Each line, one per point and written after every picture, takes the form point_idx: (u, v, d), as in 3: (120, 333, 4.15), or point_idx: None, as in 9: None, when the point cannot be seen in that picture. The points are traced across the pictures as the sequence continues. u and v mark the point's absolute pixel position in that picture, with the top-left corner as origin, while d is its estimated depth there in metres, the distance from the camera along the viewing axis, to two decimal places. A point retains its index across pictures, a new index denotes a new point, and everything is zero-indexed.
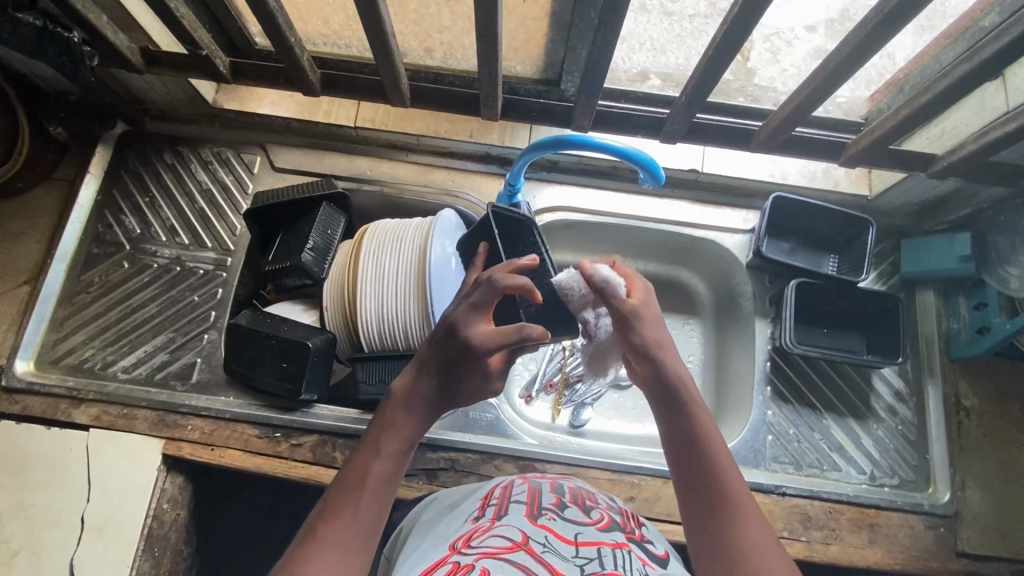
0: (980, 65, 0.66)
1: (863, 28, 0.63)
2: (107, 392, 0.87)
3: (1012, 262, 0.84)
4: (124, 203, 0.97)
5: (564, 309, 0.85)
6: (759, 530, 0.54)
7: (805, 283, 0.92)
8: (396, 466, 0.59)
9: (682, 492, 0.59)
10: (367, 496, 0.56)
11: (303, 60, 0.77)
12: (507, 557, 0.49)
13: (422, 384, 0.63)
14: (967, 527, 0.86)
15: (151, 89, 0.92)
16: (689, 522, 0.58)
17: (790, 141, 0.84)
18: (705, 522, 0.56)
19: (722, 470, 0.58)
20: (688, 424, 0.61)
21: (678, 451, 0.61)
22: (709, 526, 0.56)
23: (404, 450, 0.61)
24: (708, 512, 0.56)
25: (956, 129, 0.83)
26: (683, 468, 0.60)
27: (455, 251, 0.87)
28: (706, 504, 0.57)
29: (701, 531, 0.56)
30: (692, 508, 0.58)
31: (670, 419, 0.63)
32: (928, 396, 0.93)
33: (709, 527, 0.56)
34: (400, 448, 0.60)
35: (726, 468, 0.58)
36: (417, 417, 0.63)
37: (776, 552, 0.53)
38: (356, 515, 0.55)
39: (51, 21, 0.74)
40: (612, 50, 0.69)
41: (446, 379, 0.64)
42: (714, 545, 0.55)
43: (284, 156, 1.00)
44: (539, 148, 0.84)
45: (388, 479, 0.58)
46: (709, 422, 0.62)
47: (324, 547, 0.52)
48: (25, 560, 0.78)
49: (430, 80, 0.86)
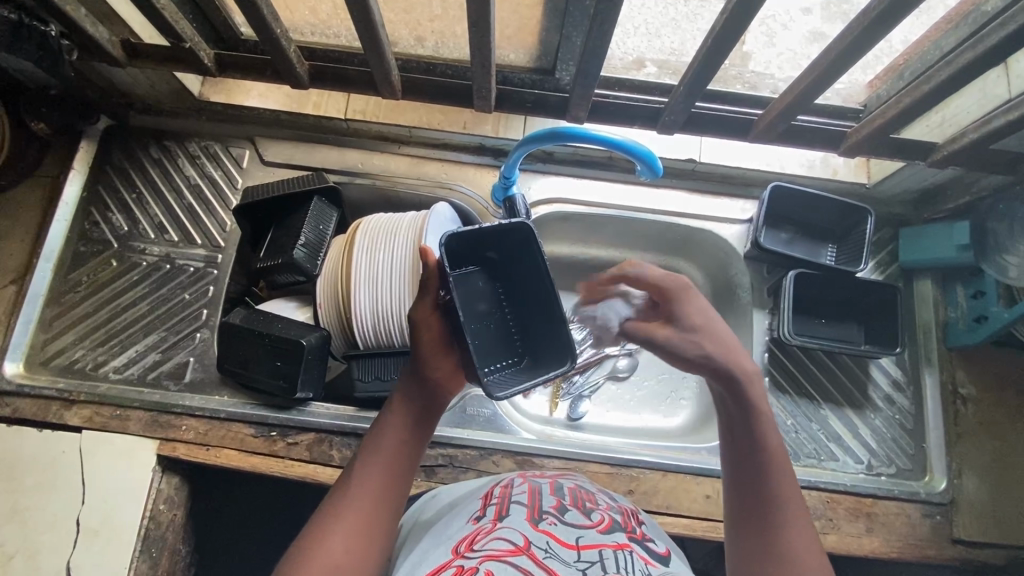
0: (982, 54, 0.64)
1: (866, 16, 0.61)
2: (98, 394, 0.85)
3: (1010, 250, 0.83)
4: (111, 199, 0.95)
5: (549, 333, 0.75)
6: (801, 534, 0.55)
7: (804, 274, 0.91)
8: (399, 465, 0.60)
9: (728, 483, 0.61)
10: (367, 489, 0.58)
11: (290, 52, 0.74)
12: (510, 561, 0.48)
13: (416, 382, 0.64)
14: (964, 515, 0.86)
15: (135, 82, 0.90)
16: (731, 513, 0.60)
17: (789, 131, 0.82)
18: (748, 515, 0.58)
19: (774, 471, 0.58)
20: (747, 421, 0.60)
21: (737, 450, 0.60)
22: (748, 520, 0.57)
23: (408, 451, 0.62)
24: (752, 508, 0.58)
25: (956, 116, 0.82)
26: (735, 461, 0.60)
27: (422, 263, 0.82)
28: (752, 499, 0.58)
29: (743, 526, 0.58)
30: (738, 498, 0.59)
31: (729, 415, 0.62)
32: (925, 385, 0.93)
33: (756, 527, 0.57)
34: (401, 449, 0.61)
35: (780, 470, 0.58)
36: (420, 419, 0.63)
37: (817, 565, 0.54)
38: (357, 506, 0.57)
39: (27, 15, 0.71)
40: (608, 40, 0.67)
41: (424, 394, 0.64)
42: (756, 539, 0.56)
43: (274, 149, 0.98)
44: (535, 141, 0.82)
45: (393, 476, 0.60)
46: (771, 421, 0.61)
47: (328, 535, 0.55)
48: (20, 564, 0.77)
49: (422, 71, 0.84)
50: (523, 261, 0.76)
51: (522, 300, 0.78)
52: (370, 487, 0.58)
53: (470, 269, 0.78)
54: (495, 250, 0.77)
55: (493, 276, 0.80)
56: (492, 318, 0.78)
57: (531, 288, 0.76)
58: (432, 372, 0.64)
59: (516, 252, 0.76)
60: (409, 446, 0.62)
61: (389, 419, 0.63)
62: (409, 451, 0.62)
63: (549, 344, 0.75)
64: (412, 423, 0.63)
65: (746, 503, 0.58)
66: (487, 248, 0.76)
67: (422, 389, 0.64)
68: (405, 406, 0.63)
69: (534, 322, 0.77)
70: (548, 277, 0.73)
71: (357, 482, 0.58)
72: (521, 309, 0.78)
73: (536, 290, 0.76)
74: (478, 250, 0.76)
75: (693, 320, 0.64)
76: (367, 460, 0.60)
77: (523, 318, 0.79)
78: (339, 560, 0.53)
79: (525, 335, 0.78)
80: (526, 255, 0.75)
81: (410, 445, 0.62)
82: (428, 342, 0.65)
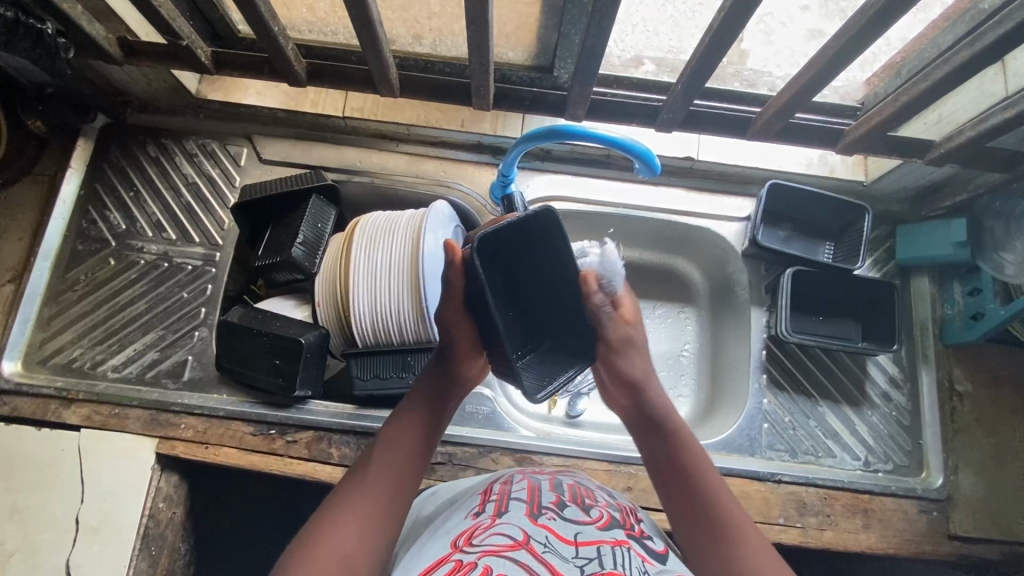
0: (980, 52, 0.64)
1: (864, 14, 0.62)
2: (97, 392, 0.85)
3: (1007, 247, 0.84)
4: (108, 198, 0.95)
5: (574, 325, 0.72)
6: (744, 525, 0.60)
7: (801, 271, 0.92)
8: (418, 457, 0.64)
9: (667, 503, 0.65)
10: (384, 479, 0.60)
11: (288, 49, 0.74)
12: (508, 556, 0.49)
13: (439, 378, 0.69)
14: (960, 510, 0.87)
15: (133, 80, 0.90)
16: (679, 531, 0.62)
17: (787, 128, 0.83)
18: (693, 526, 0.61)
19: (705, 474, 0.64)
20: (672, 441, 0.68)
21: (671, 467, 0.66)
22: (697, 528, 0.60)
23: (426, 444, 0.65)
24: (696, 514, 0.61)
25: (952, 113, 0.82)
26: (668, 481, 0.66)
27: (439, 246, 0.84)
28: (692, 508, 0.62)
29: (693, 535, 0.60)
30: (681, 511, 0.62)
31: (655, 441, 0.69)
32: (923, 383, 0.93)
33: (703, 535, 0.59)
34: (419, 441, 0.65)
35: (711, 480, 0.64)
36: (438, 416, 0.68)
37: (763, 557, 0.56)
38: (372, 495, 0.58)
39: (23, 13, 0.71)
40: (607, 37, 0.67)
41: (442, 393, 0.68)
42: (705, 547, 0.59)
43: (272, 148, 0.98)
44: (533, 139, 0.82)
45: (410, 467, 0.62)
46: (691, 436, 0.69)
47: (338, 526, 0.55)
48: (20, 562, 0.77)
49: (419, 69, 0.83)
50: (547, 254, 0.68)
51: (538, 287, 0.72)
52: (388, 477, 0.60)
53: (494, 267, 0.70)
54: (530, 244, 0.68)
55: (510, 262, 0.71)
56: (515, 313, 0.74)
57: (556, 281, 0.70)
58: (453, 368, 0.70)
59: (538, 238, 0.67)
60: (428, 439, 0.66)
61: (410, 413, 0.67)
62: (427, 443, 0.66)
63: (567, 328, 0.73)
64: (432, 418, 0.67)
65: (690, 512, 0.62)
66: (513, 245, 0.68)
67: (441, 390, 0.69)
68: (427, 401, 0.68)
69: (555, 309, 0.73)
70: (575, 272, 0.67)
71: (376, 472, 0.60)
72: (538, 296, 0.73)
73: (557, 279, 0.70)
74: (497, 238, 0.66)
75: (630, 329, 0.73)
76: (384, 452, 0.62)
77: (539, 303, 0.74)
78: (354, 546, 0.53)
79: (540, 323, 0.75)
80: (547, 249, 0.68)
81: (426, 439, 0.66)
82: (461, 341, 0.69)
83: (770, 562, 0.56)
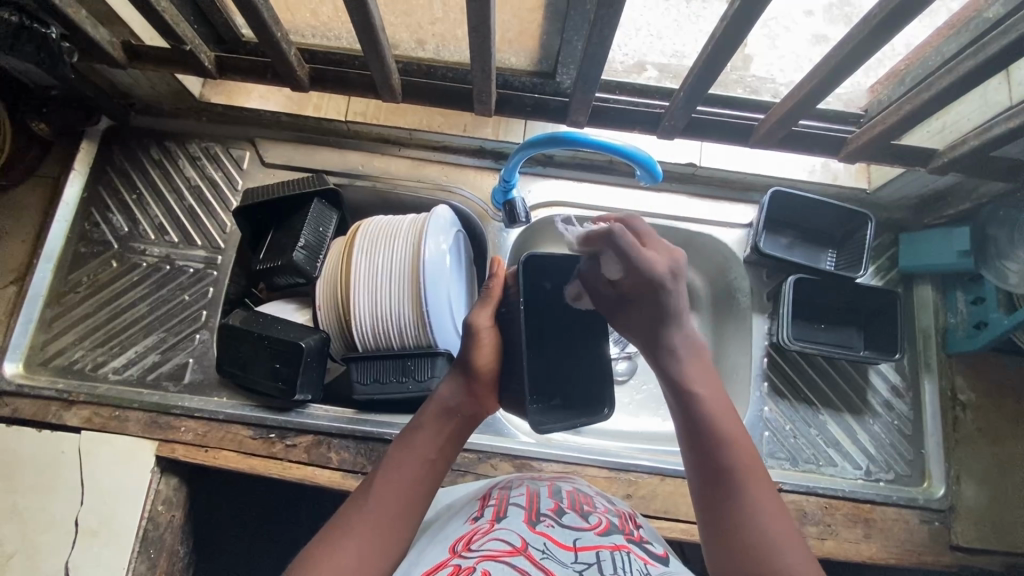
0: (983, 63, 0.64)
1: (868, 22, 0.61)
2: (97, 394, 0.86)
3: (1011, 257, 0.84)
4: (111, 200, 0.95)
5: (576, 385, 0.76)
6: (767, 498, 0.56)
7: (804, 279, 0.91)
8: (422, 479, 0.61)
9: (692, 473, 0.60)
10: (383, 508, 0.58)
11: (290, 54, 0.74)
12: (507, 561, 0.48)
13: (463, 392, 0.67)
14: (963, 521, 0.86)
15: (135, 82, 0.90)
16: (696, 499, 0.59)
17: (789, 136, 0.83)
18: (714, 496, 0.57)
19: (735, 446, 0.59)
20: (698, 411, 0.62)
21: (696, 431, 0.61)
22: (717, 501, 0.57)
23: (432, 471, 0.62)
24: (718, 484, 0.57)
25: (956, 122, 0.82)
26: (695, 448, 0.61)
27: (447, 249, 0.85)
28: (720, 482, 0.57)
29: (715, 504, 0.57)
30: (700, 478, 0.59)
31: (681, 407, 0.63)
32: (925, 392, 0.93)
33: (726, 509, 0.56)
34: (424, 467, 0.62)
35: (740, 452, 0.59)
36: (451, 429, 0.65)
37: (790, 546, 0.52)
38: (368, 521, 0.56)
39: (29, 18, 0.72)
40: (609, 45, 0.67)
41: (461, 407, 0.66)
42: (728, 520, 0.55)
43: (274, 151, 0.98)
44: (535, 146, 0.81)
45: (413, 489, 0.60)
46: (716, 397, 0.63)
47: (337, 548, 0.54)
48: (20, 564, 0.77)
49: (422, 74, 0.84)
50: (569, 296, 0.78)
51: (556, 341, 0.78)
52: (387, 500, 0.58)
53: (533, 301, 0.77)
54: (545, 275, 0.78)
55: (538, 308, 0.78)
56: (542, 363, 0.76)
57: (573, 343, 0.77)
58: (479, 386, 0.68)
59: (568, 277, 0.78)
60: (434, 466, 0.62)
61: (418, 434, 0.64)
62: (435, 466, 0.63)
63: (580, 387, 0.76)
64: (447, 430, 0.65)
65: (712, 479, 0.58)
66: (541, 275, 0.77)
67: (460, 401, 0.67)
68: (436, 420, 0.65)
69: (569, 356, 0.77)
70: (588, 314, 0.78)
71: (373, 500, 0.58)
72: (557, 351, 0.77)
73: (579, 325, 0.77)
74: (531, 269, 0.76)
75: (645, 280, 0.67)
76: (390, 467, 0.61)
77: (562, 354, 0.77)
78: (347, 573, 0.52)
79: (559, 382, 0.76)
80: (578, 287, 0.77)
81: (432, 463, 0.62)
82: (484, 352, 0.69)
83: (794, 551, 0.52)
